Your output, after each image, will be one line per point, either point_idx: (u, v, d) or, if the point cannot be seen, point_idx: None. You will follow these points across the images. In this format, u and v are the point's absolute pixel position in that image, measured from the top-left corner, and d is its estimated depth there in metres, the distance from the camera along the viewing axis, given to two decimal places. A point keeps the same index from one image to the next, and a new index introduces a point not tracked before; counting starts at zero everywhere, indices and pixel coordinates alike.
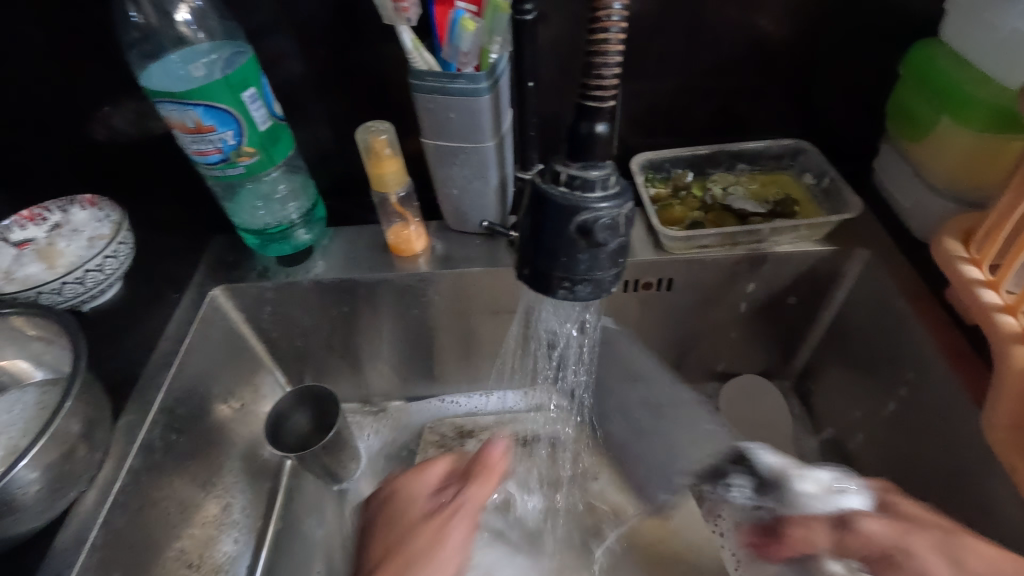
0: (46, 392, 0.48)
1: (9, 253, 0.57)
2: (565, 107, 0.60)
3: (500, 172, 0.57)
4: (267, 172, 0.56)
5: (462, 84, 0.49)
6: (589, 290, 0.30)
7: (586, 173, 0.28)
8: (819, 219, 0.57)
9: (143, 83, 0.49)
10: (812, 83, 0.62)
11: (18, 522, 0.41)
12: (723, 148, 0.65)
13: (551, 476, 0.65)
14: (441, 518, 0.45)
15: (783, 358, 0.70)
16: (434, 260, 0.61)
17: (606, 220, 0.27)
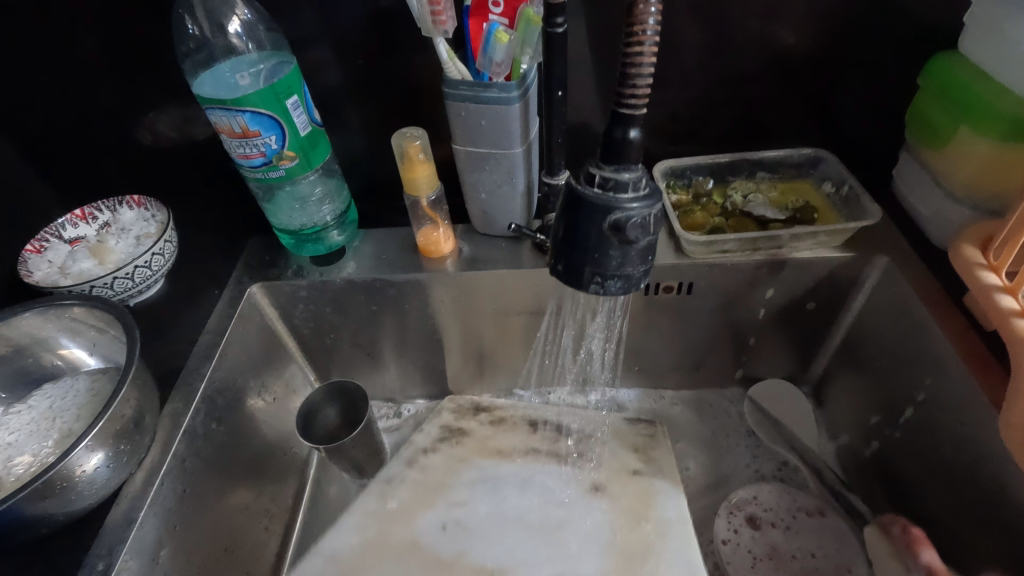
0: (96, 380, 0.52)
1: (62, 249, 0.60)
2: (590, 117, 0.62)
3: (527, 178, 0.59)
4: (305, 176, 0.59)
5: (495, 93, 0.51)
6: (619, 285, 0.31)
7: (618, 175, 0.30)
8: (838, 226, 0.59)
9: (195, 91, 0.52)
10: (832, 93, 0.63)
11: (77, 498, 0.43)
12: (743, 156, 0.66)
13: (551, 446, 0.61)
14: None
15: (802, 364, 0.71)
16: (461, 261, 0.63)
17: (637, 219, 0.29)
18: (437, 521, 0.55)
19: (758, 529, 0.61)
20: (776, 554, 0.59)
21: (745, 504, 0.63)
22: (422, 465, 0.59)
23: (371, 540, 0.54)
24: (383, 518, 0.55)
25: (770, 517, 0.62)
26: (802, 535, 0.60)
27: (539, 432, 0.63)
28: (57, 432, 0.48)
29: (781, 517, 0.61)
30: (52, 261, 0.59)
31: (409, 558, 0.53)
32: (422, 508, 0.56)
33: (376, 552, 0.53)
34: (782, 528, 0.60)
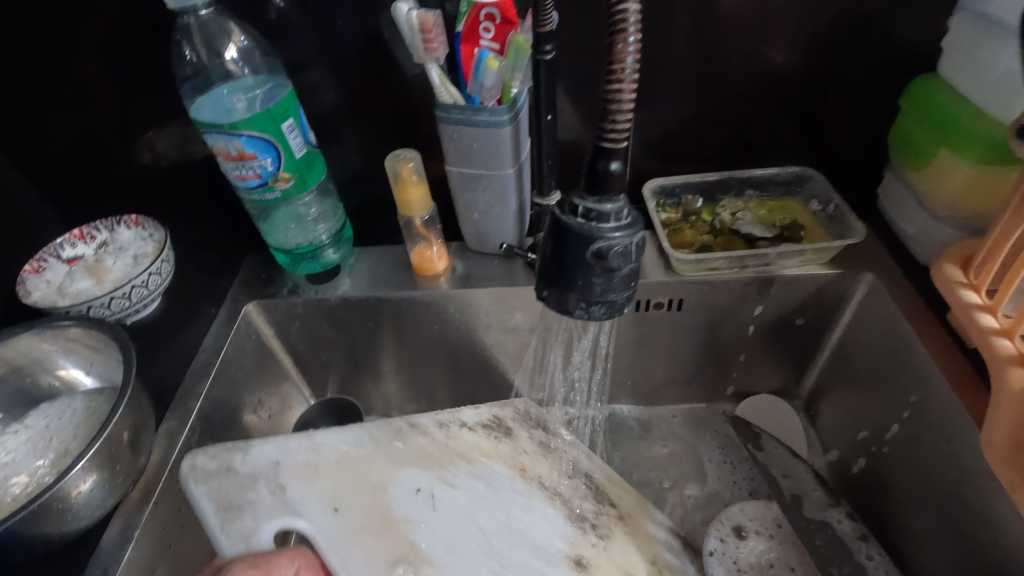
0: (92, 400, 0.52)
1: (60, 269, 0.61)
2: (580, 136, 0.63)
3: (519, 198, 0.60)
4: (301, 196, 0.60)
5: (485, 116, 0.52)
6: (603, 311, 0.32)
7: (600, 206, 0.31)
8: (824, 244, 0.60)
9: (193, 115, 0.53)
10: (816, 113, 0.65)
11: (73, 518, 0.44)
12: (731, 175, 0.67)
13: (573, 502, 0.57)
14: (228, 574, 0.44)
15: (793, 378, 0.72)
16: (455, 279, 0.64)
17: (620, 248, 0.30)
18: (418, 477, 0.54)
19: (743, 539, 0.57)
20: (757, 565, 0.56)
21: (731, 513, 0.59)
22: (453, 432, 0.58)
23: (354, 463, 0.54)
24: (382, 452, 0.55)
25: (755, 528, 0.58)
26: (789, 547, 0.57)
27: (573, 481, 0.59)
28: (53, 452, 0.49)
29: (769, 528, 0.58)
30: (50, 281, 0.59)
31: (370, 492, 0.52)
32: (415, 458, 0.55)
33: (352, 470, 0.53)
34: (769, 536, 0.57)
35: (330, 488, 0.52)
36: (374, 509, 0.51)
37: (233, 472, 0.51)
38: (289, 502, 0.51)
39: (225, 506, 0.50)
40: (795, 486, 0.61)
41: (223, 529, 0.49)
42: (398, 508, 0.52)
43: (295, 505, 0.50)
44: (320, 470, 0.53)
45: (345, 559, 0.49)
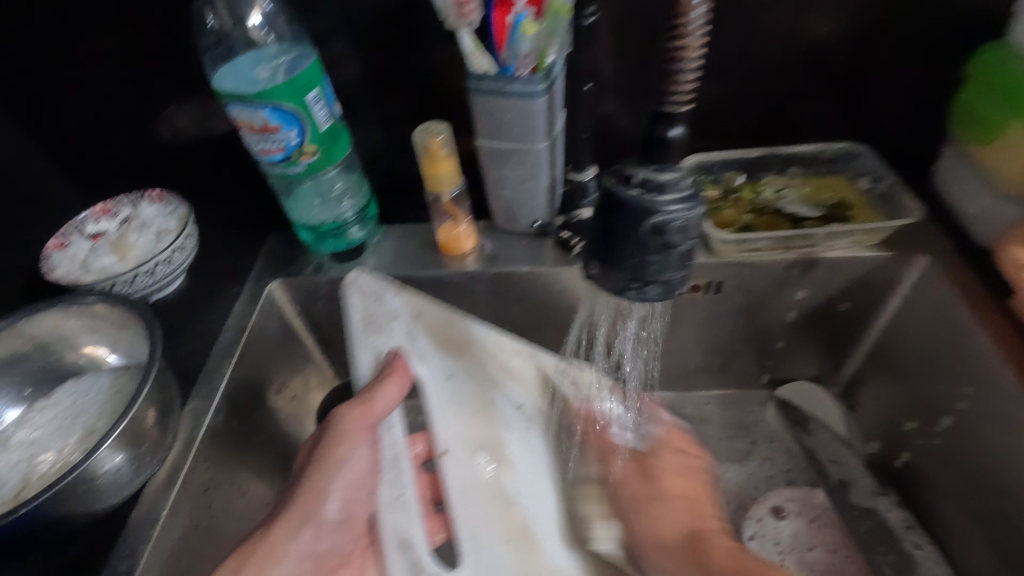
0: (118, 377, 0.51)
1: (84, 245, 0.60)
2: (615, 109, 0.60)
3: (551, 173, 0.58)
4: (325, 171, 0.58)
5: (519, 86, 0.50)
6: (658, 291, 0.30)
7: (658, 176, 0.28)
8: (876, 225, 0.56)
9: (216, 85, 0.51)
10: (869, 86, 0.61)
11: (101, 496, 0.43)
12: (774, 151, 0.63)
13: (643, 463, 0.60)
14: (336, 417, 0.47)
15: (832, 367, 0.69)
16: (482, 258, 0.62)
17: (679, 222, 0.28)
18: (526, 399, 0.56)
19: (783, 518, 0.61)
20: (796, 546, 0.59)
21: (771, 495, 0.63)
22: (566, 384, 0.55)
23: (485, 358, 0.54)
24: (506, 347, 0.55)
25: (795, 507, 0.61)
26: (824, 533, 0.59)
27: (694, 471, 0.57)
28: (80, 429, 0.49)
29: (808, 510, 0.61)
30: (73, 257, 0.58)
31: (481, 380, 0.54)
32: (524, 378, 0.56)
33: (471, 355, 0.54)
34: (808, 520, 0.60)
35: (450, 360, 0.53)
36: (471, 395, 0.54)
37: (381, 300, 0.52)
38: (417, 344, 0.52)
39: (371, 320, 0.52)
40: (843, 473, 0.63)
41: (362, 338, 0.51)
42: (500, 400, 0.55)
43: (420, 348, 0.52)
44: (445, 337, 0.53)
45: (445, 418, 0.52)
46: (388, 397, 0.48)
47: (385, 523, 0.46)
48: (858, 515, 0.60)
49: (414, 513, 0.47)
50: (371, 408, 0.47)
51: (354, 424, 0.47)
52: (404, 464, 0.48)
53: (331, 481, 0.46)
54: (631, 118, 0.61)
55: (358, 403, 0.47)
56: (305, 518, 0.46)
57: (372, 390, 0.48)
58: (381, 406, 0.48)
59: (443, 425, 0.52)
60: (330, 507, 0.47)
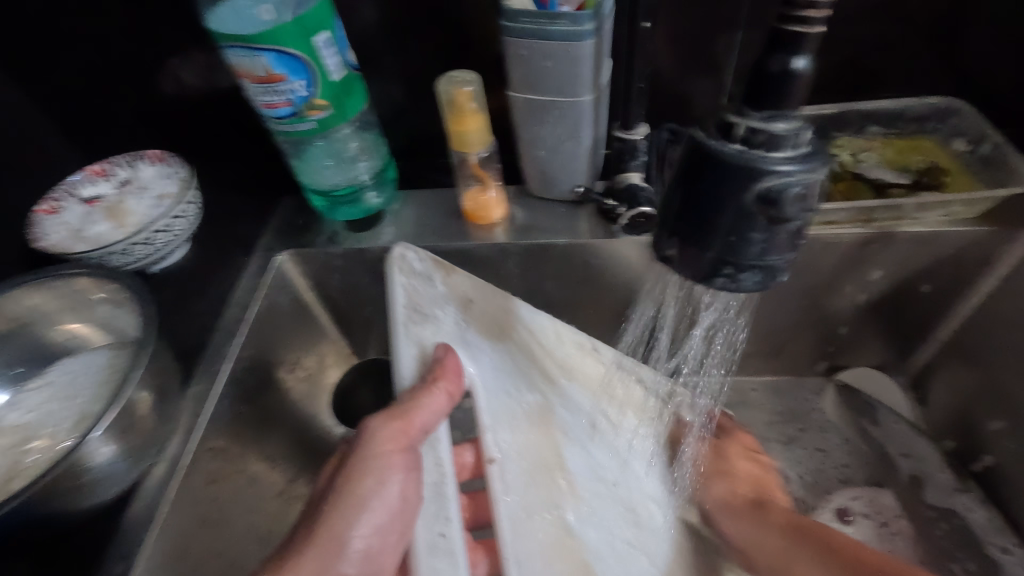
0: (115, 356, 0.46)
1: (78, 210, 0.54)
2: (667, 57, 0.52)
3: (595, 132, 0.50)
4: (339, 129, 0.52)
5: (563, 26, 0.42)
6: (756, 279, 0.23)
7: (771, 125, 0.21)
8: (979, 195, 0.48)
9: (211, 26, 0.44)
10: (974, 29, 0.51)
11: (93, 493, 0.39)
12: (854, 107, 0.55)
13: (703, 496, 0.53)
14: (369, 433, 0.43)
15: (902, 354, 0.61)
16: (513, 229, 0.55)
17: (798, 189, 0.21)
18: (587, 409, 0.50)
19: (849, 523, 0.54)
20: None
21: (835, 495, 0.56)
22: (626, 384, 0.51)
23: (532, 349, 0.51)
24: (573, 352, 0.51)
25: (862, 509, 0.55)
26: (896, 542, 0.53)
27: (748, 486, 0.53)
28: (74, 414, 0.44)
29: (878, 513, 0.55)
30: (66, 223, 0.53)
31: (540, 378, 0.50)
32: (586, 378, 0.51)
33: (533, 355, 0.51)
34: (878, 524, 0.54)
35: (503, 357, 0.51)
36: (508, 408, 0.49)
37: (431, 285, 0.50)
38: (466, 337, 0.50)
39: (416, 308, 0.49)
40: (917, 467, 0.56)
41: (405, 326, 0.48)
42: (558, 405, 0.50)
43: (471, 344, 0.50)
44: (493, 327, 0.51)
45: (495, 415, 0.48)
46: (433, 406, 0.44)
47: (422, 565, 0.39)
48: (934, 517, 0.54)
49: (457, 556, 0.40)
50: (414, 420, 0.43)
51: (394, 443, 0.42)
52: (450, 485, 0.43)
53: (358, 519, 0.41)
54: (686, 68, 0.52)
55: (395, 414, 0.43)
56: (326, 565, 0.38)
57: (414, 400, 0.44)
58: (425, 419, 0.44)
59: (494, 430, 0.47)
60: (351, 563, 0.40)
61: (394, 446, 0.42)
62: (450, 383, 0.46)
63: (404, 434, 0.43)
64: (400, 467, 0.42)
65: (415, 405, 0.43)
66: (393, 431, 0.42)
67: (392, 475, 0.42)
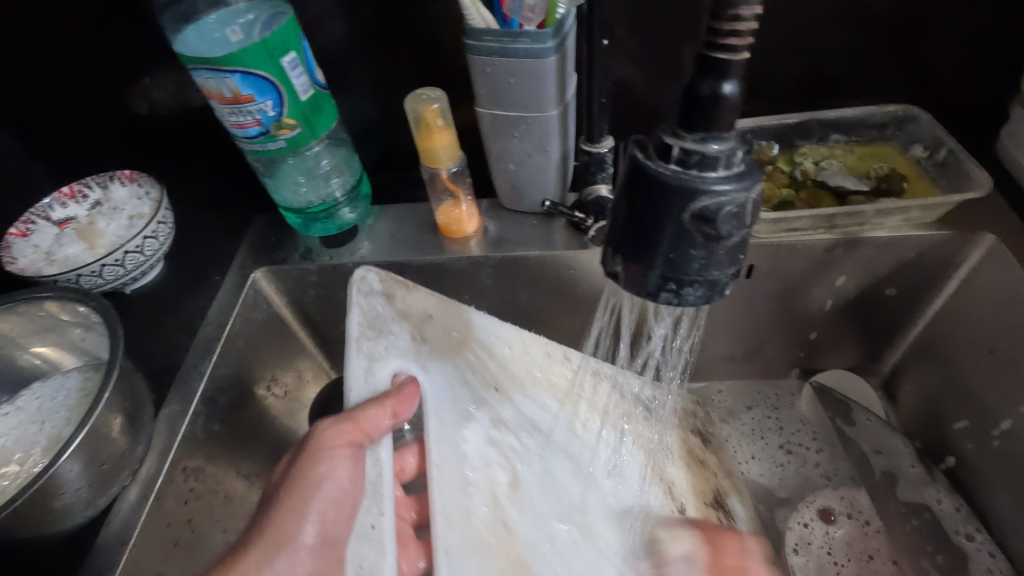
0: (87, 379, 0.46)
1: (50, 233, 0.54)
2: (632, 71, 0.53)
3: (563, 145, 0.51)
4: (310, 147, 0.52)
5: (525, 44, 0.43)
6: (699, 294, 0.24)
7: (705, 147, 0.22)
8: (934, 200, 0.49)
9: (177, 48, 0.45)
10: (927, 39, 0.53)
11: (62, 518, 0.39)
12: (815, 116, 0.56)
13: (676, 490, 0.54)
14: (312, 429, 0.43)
15: (872, 355, 0.62)
16: (486, 242, 0.56)
17: (731, 208, 0.22)
18: (546, 412, 0.52)
19: (833, 523, 0.55)
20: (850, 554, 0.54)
21: (818, 496, 0.57)
22: (590, 384, 0.54)
23: (487, 359, 0.51)
24: (538, 347, 0.53)
25: (845, 508, 0.56)
26: (877, 540, 0.54)
27: (705, 481, 0.56)
28: (45, 438, 0.43)
29: (860, 512, 0.56)
30: (37, 247, 0.53)
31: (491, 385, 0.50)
32: (551, 382, 0.53)
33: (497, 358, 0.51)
34: (861, 524, 0.55)
35: (455, 372, 0.49)
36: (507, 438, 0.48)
37: (389, 302, 0.48)
38: (422, 355, 0.48)
39: (372, 324, 0.46)
40: (889, 464, 0.57)
41: (358, 341, 0.44)
42: (508, 416, 0.50)
43: (426, 359, 0.48)
44: (456, 345, 0.50)
45: (444, 429, 0.46)
46: (378, 416, 0.43)
47: (350, 552, 0.39)
48: (905, 513, 0.55)
49: (386, 545, 0.39)
50: (364, 429, 0.42)
51: (336, 445, 0.42)
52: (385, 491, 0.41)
53: (310, 500, 0.41)
54: (652, 81, 0.54)
55: (342, 421, 0.42)
56: (278, 542, 0.40)
57: (357, 406, 0.43)
58: (374, 430, 0.43)
59: (439, 439, 0.45)
60: (307, 531, 0.41)
61: (342, 442, 0.42)
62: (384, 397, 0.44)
63: (356, 437, 0.42)
64: (348, 460, 0.42)
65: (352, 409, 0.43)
66: (336, 432, 0.42)
67: (333, 468, 0.41)
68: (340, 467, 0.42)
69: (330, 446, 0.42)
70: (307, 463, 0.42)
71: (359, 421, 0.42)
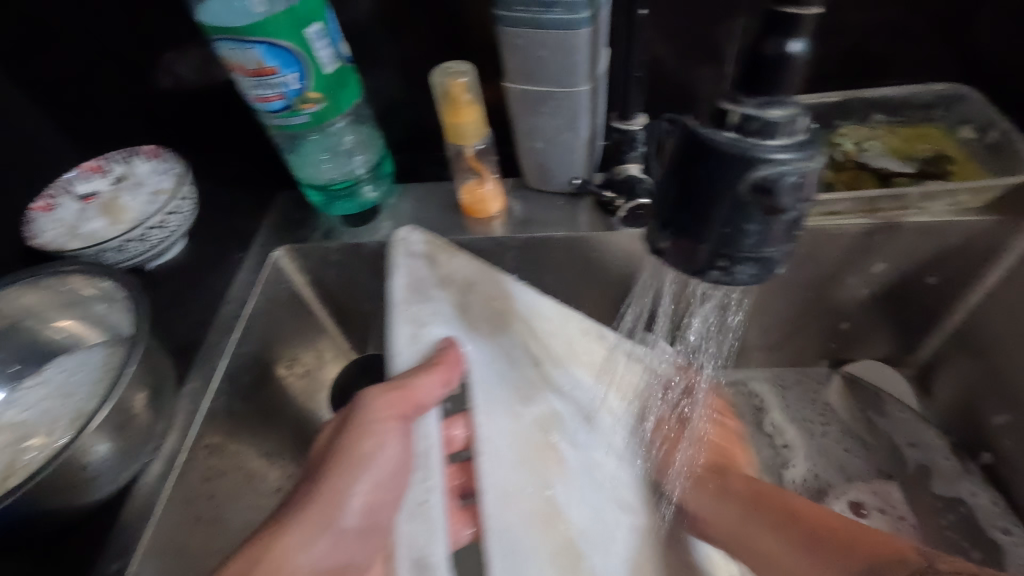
0: (110, 354, 0.46)
1: (73, 207, 0.54)
2: (665, 47, 0.51)
3: (593, 123, 0.50)
4: (333, 122, 0.51)
5: (559, 14, 0.41)
6: (751, 272, 0.23)
7: (766, 112, 0.20)
8: (985, 183, 0.47)
9: (202, 19, 0.44)
10: (980, 15, 0.50)
11: (88, 492, 0.39)
12: (858, 95, 0.53)
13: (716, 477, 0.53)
14: (362, 395, 0.44)
15: (907, 347, 0.60)
16: (511, 223, 0.55)
17: (793, 178, 0.20)
18: (589, 392, 0.50)
19: (864, 516, 0.53)
20: None
21: (849, 489, 0.55)
22: (627, 366, 0.50)
23: (531, 336, 0.50)
24: (586, 329, 0.51)
25: (876, 503, 0.54)
26: (910, 534, 0.52)
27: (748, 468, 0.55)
28: (70, 411, 0.44)
29: (893, 507, 0.54)
30: (61, 220, 0.53)
31: (536, 366, 0.49)
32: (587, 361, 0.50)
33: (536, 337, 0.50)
34: (893, 518, 0.53)
35: (502, 349, 0.49)
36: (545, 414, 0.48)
37: (431, 266, 0.50)
38: (468, 326, 0.49)
39: (417, 289, 0.48)
40: (923, 456, 0.56)
41: (403, 306, 0.47)
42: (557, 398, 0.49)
43: (470, 331, 0.49)
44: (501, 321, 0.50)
45: (493, 399, 0.47)
46: (431, 386, 0.44)
47: (401, 531, 0.41)
48: (939, 507, 0.53)
49: (436, 525, 0.41)
50: (418, 401, 0.43)
51: (389, 415, 0.43)
52: (435, 456, 0.43)
53: (359, 475, 0.42)
54: (686, 58, 0.51)
55: (393, 387, 0.43)
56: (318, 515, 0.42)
57: (413, 374, 0.44)
58: (427, 399, 0.43)
59: (490, 413, 0.47)
60: (351, 513, 0.42)
61: (391, 411, 0.43)
62: (439, 364, 0.45)
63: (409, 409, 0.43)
64: (396, 437, 0.43)
65: (409, 378, 0.44)
66: (388, 407, 0.42)
67: (386, 440, 0.42)
68: (392, 442, 0.43)
69: (382, 416, 0.42)
70: (357, 433, 0.42)
71: (410, 390, 0.43)
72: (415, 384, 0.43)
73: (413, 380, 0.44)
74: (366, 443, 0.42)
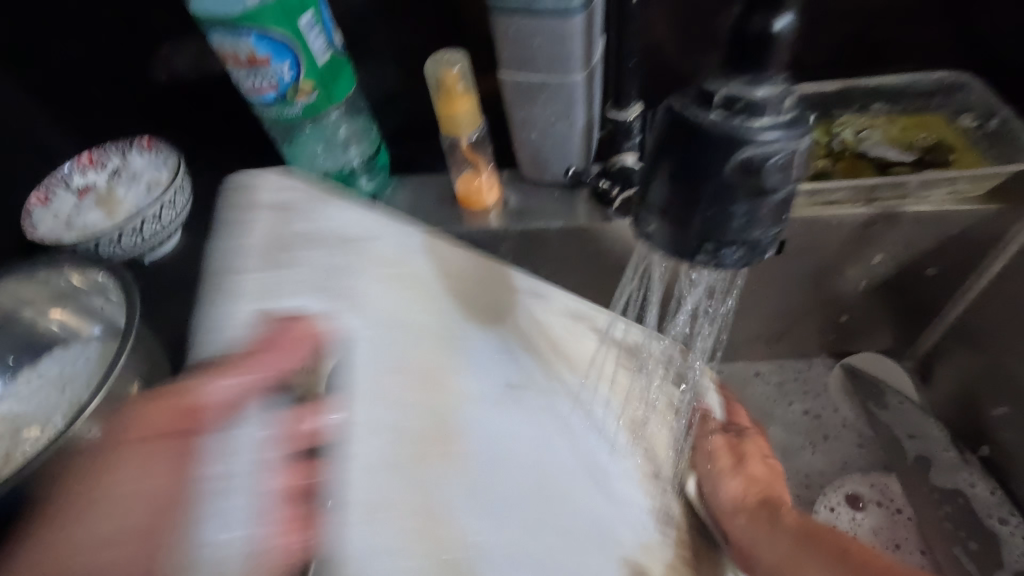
0: (106, 346, 0.46)
1: (69, 200, 0.55)
2: (661, 36, 0.50)
3: (589, 113, 0.49)
4: (327, 113, 0.51)
5: (551, 3, 0.41)
6: (738, 256, 0.22)
7: (752, 92, 0.20)
8: (986, 171, 0.47)
9: (194, 9, 0.44)
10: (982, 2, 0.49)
11: None
12: (858, 83, 0.53)
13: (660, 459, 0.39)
14: (122, 410, 0.30)
15: (906, 337, 0.60)
16: (507, 214, 0.54)
17: (779, 159, 0.20)
18: (508, 366, 0.40)
19: (861, 509, 0.53)
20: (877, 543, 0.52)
21: (847, 481, 0.55)
22: (578, 333, 0.41)
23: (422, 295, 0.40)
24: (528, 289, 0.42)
25: (875, 496, 0.54)
26: (908, 528, 0.52)
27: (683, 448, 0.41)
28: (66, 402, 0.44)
29: (891, 499, 0.54)
30: (58, 213, 0.54)
31: (442, 338, 0.40)
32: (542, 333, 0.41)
33: (434, 293, 0.40)
34: (891, 511, 0.53)
35: (399, 304, 0.40)
36: (419, 424, 0.38)
37: (291, 218, 0.40)
38: (333, 304, 0.39)
39: (273, 248, 0.39)
40: (923, 448, 0.55)
41: (258, 254, 0.39)
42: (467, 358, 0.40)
43: (340, 295, 0.39)
44: (404, 279, 0.40)
45: (373, 412, 0.37)
46: (233, 380, 0.31)
47: None
48: (938, 499, 0.53)
49: None
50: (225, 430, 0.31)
51: (148, 437, 0.29)
52: (225, 493, 0.29)
53: (78, 504, 0.27)
54: (683, 46, 0.51)
55: (158, 400, 0.30)
56: None
57: (224, 361, 0.31)
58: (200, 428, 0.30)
59: (366, 437, 0.37)
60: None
61: (156, 429, 0.29)
62: (276, 347, 0.33)
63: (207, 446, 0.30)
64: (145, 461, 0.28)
65: (178, 392, 0.30)
66: (167, 414, 0.29)
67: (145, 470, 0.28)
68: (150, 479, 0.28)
69: (140, 440, 0.28)
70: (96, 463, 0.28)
71: (192, 397, 0.30)
72: (208, 392, 0.30)
73: (181, 396, 0.30)
74: (114, 473, 0.28)
